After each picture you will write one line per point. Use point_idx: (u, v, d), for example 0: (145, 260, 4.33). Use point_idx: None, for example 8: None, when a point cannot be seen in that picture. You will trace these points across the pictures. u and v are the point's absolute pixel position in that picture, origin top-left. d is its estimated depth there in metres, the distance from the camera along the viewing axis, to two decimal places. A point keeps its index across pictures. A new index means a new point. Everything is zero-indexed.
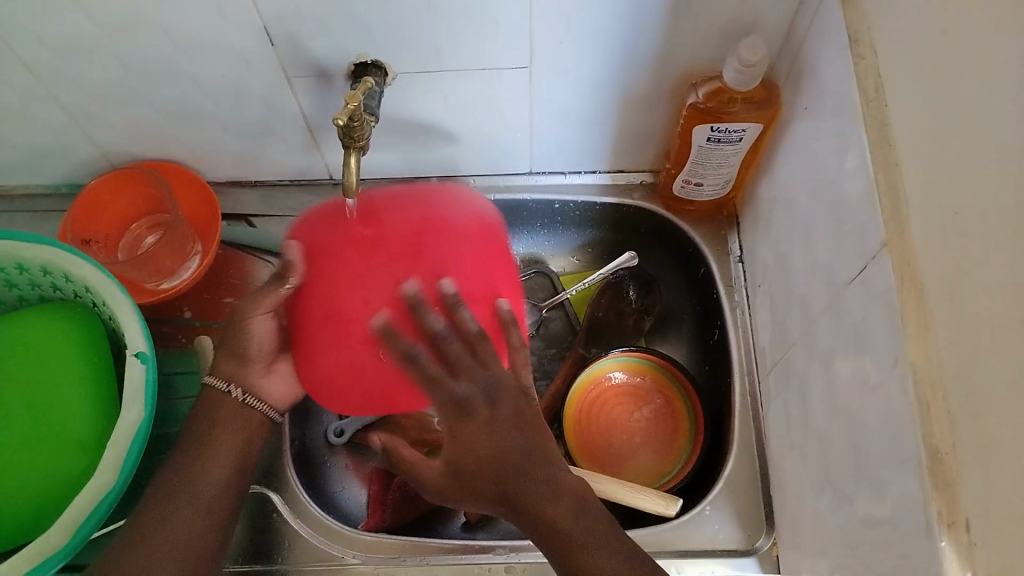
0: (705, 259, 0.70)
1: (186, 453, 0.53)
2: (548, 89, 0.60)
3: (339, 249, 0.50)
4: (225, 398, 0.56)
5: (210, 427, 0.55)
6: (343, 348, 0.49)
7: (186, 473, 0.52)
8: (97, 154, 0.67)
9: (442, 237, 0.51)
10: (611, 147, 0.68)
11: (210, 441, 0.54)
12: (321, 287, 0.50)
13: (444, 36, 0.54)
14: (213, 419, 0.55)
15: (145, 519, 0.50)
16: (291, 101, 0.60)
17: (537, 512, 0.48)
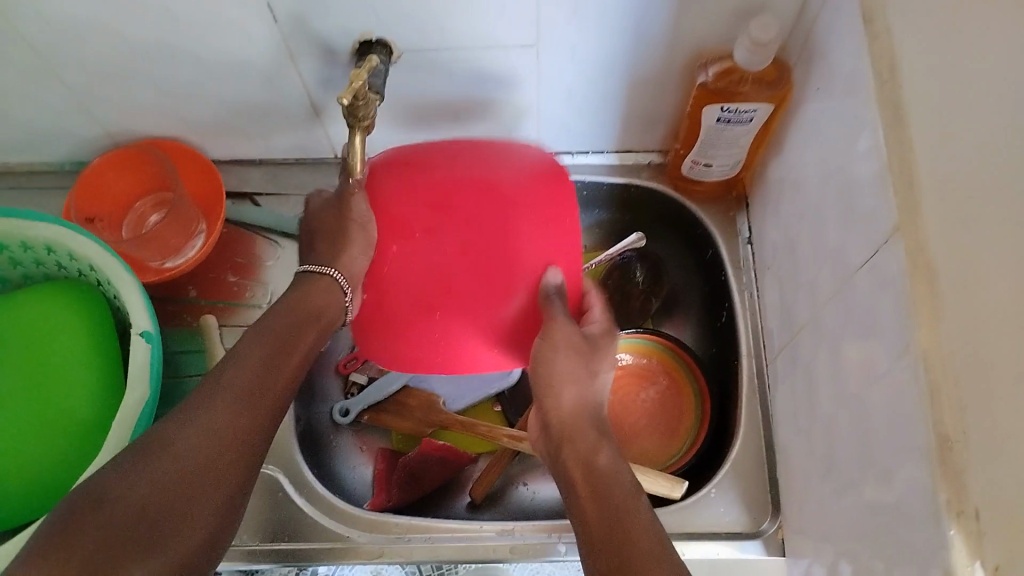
0: (713, 240, 0.70)
1: (262, 339, 0.51)
2: (555, 67, 0.59)
3: (402, 201, 0.53)
4: (326, 282, 0.55)
5: (298, 322, 0.53)
6: (407, 302, 0.52)
7: (257, 355, 0.50)
8: (101, 132, 0.66)
9: (493, 194, 0.52)
10: (619, 127, 0.67)
11: (290, 332, 0.52)
12: (386, 241, 0.53)
13: (450, 15, 0.53)
14: (302, 302, 0.54)
15: (228, 375, 0.48)
16: (295, 79, 0.59)
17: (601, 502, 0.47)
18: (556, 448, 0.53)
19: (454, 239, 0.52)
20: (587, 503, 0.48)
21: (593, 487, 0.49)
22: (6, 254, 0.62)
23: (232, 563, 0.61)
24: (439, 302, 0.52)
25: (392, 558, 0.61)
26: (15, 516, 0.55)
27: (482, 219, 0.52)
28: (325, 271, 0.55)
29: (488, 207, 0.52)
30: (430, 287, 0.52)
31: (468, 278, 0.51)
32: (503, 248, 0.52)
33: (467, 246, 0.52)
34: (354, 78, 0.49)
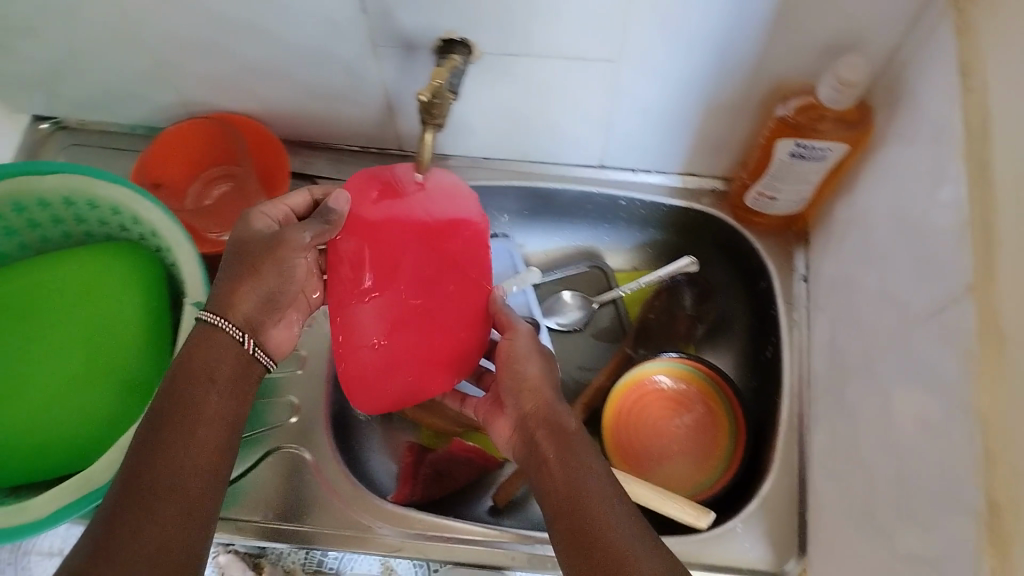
0: (768, 274, 0.69)
1: (161, 435, 0.45)
2: (632, 84, 0.59)
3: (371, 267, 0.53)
4: (218, 333, 0.50)
5: (192, 403, 0.47)
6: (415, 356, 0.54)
7: (168, 458, 0.44)
8: (177, 100, 0.68)
9: (457, 236, 0.55)
10: (686, 150, 0.67)
11: (187, 414, 0.47)
12: (375, 308, 0.53)
13: (537, 22, 0.53)
14: (193, 351, 0.49)
15: (129, 477, 0.43)
16: (374, 69, 0.60)
17: (572, 482, 0.46)
18: (529, 431, 0.51)
19: (439, 295, 0.54)
20: (555, 475, 0.47)
21: (565, 461, 0.47)
22: (71, 209, 0.63)
23: (249, 538, 0.62)
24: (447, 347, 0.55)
25: (411, 554, 0.61)
26: (50, 468, 0.56)
27: (453, 272, 0.55)
28: (217, 321, 0.50)
29: (461, 257, 0.55)
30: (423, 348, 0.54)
31: (461, 318, 0.55)
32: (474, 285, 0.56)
33: (449, 303, 0.55)
34: (428, 90, 0.50)
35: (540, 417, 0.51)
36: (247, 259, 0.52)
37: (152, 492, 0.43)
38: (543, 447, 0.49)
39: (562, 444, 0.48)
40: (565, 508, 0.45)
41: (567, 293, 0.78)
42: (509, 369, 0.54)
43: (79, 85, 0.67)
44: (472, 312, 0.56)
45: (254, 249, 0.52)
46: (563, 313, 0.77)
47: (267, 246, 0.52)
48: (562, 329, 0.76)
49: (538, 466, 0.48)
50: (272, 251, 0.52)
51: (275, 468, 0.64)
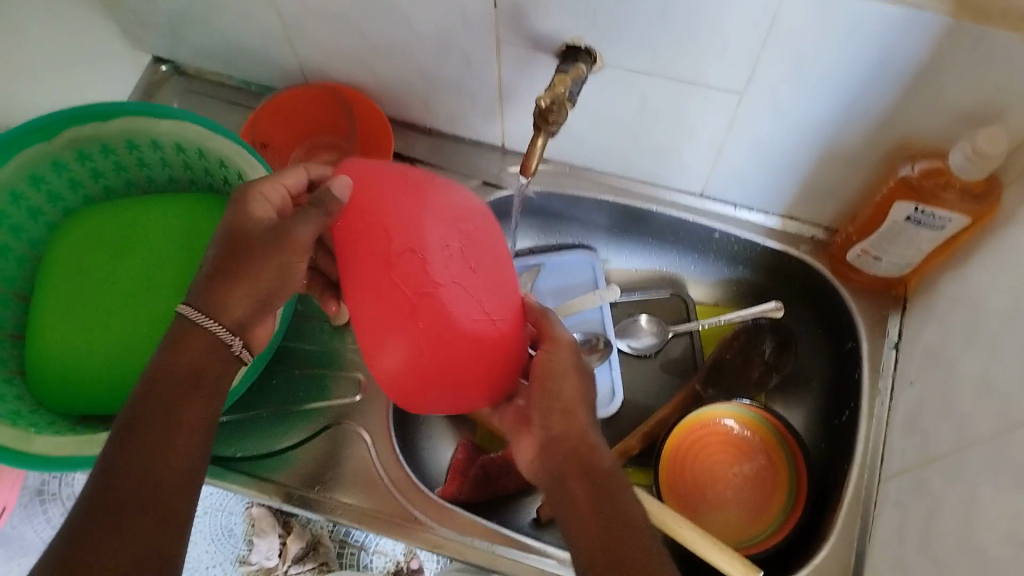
0: (857, 335, 0.66)
1: (127, 451, 0.44)
2: (752, 120, 0.57)
3: (379, 227, 0.46)
4: (197, 332, 0.48)
5: (162, 414, 0.45)
6: (452, 352, 0.46)
7: (129, 477, 0.43)
8: (295, 65, 0.69)
9: (470, 220, 0.48)
10: (794, 194, 0.65)
11: (168, 421, 0.45)
12: (396, 279, 0.45)
13: (670, 43, 0.52)
14: (173, 351, 0.48)
15: (96, 494, 0.42)
16: (494, 65, 0.59)
17: (609, 510, 0.45)
18: (551, 450, 0.49)
19: (469, 286, 0.46)
20: (586, 502, 0.46)
21: (597, 489, 0.46)
22: (181, 155, 0.64)
23: (290, 506, 0.62)
24: (483, 332, 0.46)
25: (449, 553, 0.61)
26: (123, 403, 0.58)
27: (477, 259, 0.47)
28: (198, 321, 0.48)
29: (476, 241, 0.47)
30: (462, 357, 0.47)
31: (496, 295, 0.47)
32: (497, 263, 0.48)
33: (480, 297, 0.46)
34: (547, 95, 0.51)
35: (561, 440, 0.49)
36: (244, 256, 0.48)
37: (120, 509, 0.42)
38: (569, 468, 0.47)
39: (589, 469, 0.47)
40: (598, 535, 0.44)
41: (644, 317, 0.76)
42: (541, 383, 0.51)
43: (206, 35, 0.69)
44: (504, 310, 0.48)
45: (254, 241, 0.49)
46: (637, 336, 0.76)
47: (260, 244, 0.48)
48: (634, 352, 0.76)
49: (564, 491, 0.47)
50: (262, 249, 0.48)
51: (328, 441, 0.65)
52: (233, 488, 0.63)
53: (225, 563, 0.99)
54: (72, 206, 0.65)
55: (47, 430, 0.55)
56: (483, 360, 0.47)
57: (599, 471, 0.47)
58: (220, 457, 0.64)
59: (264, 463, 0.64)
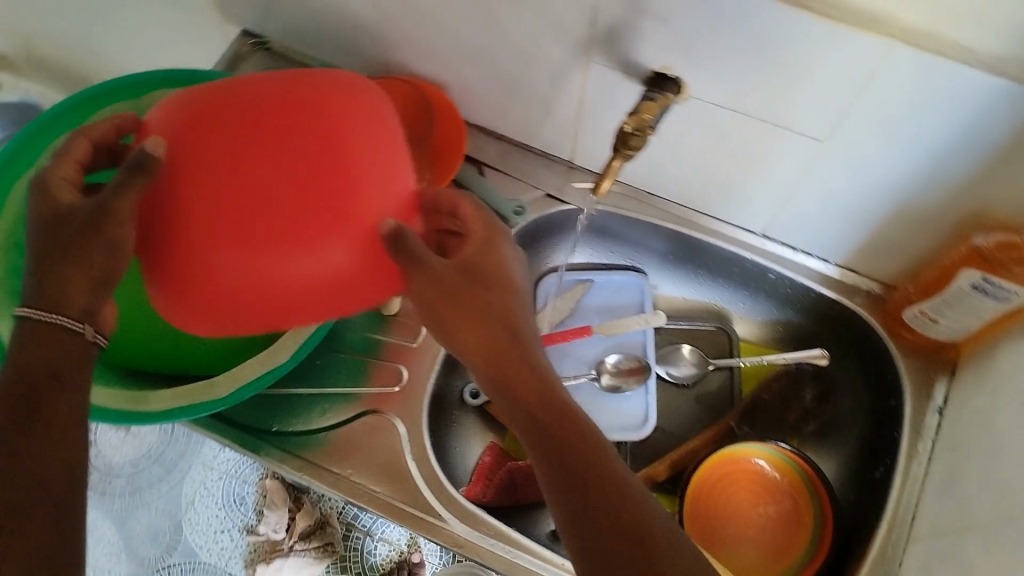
0: (902, 393, 0.66)
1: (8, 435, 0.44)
2: (830, 169, 0.58)
3: (214, 147, 0.45)
4: (49, 329, 0.47)
5: (36, 393, 0.45)
6: (258, 274, 0.47)
7: (25, 457, 0.43)
8: (381, 54, 0.69)
9: (264, 99, 0.47)
10: (859, 245, 0.65)
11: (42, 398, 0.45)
12: (212, 202, 0.45)
13: (762, 84, 0.53)
14: (34, 352, 0.46)
15: None
16: (581, 79, 0.60)
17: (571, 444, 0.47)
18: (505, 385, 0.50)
19: (263, 171, 0.45)
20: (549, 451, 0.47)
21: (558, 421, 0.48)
22: None
23: (322, 488, 0.64)
24: (290, 224, 0.45)
25: (470, 555, 0.62)
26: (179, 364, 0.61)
27: (276, 138, 0.46)
28: (44, 316, 0.47)
29: (269, 120, 0.46)
30: (269, 259, 0.46)
31: (292, 191, 0.45)
32: (370, 188, 0.47)
33: (278, 179, 0.45)
34: (632, 124, 0.53)
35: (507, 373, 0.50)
36: (77, 244, 0.47)
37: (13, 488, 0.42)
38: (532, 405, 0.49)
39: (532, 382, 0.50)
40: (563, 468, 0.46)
41: (687, 346, 0.76)
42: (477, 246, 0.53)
43: (296, 15, 0.70)
44: (298, 199, 0.45)
45: (78, 233, 0.47)
46: (676, 364, 0.76)
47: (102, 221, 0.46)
48: (673, 380, 0.76)
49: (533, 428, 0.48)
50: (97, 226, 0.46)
51: (364, 428, 0.66)
52: (266, 461, 0.65)
53: (235, 527, 1.21)
54: None
55: (98, 380, 0.58)
56: (303, 289, 0.48)
57: (521, 376, 0.50)
58: (257, 428, 0.65)
59: (299, 441, 0.65)
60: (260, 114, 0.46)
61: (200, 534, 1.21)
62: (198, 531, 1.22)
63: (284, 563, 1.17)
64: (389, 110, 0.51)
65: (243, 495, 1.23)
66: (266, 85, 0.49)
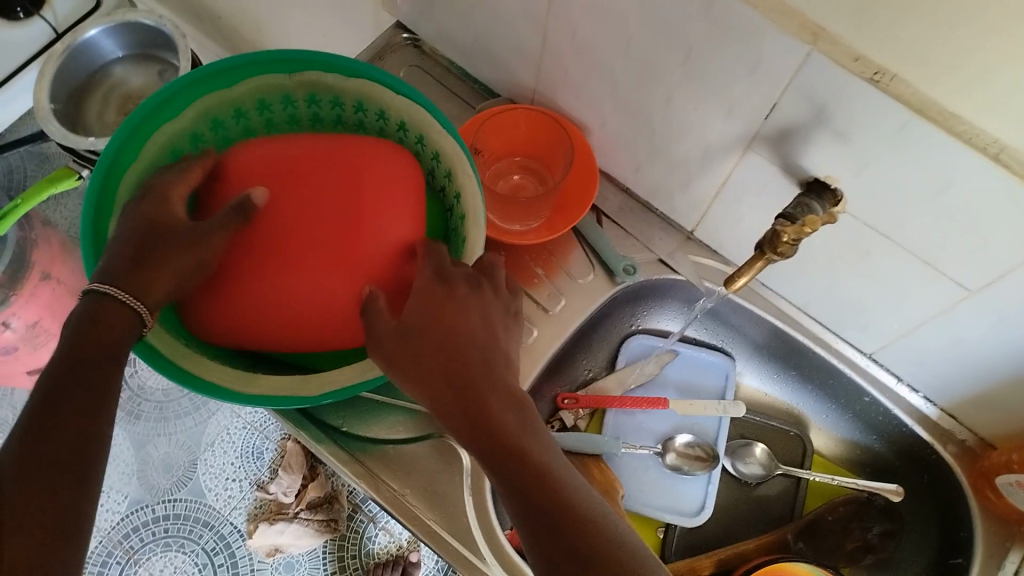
0: (971, 556, 0.64)
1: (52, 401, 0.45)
2: (965, 320, 0.56)
3: (281, 190, 0.56)
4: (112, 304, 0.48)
5: (89, 368, 0.47)
6: (272, 300, 0.55)
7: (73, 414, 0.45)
8: (531, 84, 0.68)
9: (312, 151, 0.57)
10: (967, 396, 0.63)
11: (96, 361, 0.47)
12: (265, 233, 0.55)
13: (925, 224, 0.51)
14: (96, 325, 0.48)
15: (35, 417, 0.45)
16: (732, 166, 0.59)
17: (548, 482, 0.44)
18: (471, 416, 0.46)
19: (310, 214, 0.55)
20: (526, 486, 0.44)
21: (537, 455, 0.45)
22: (399, 133, 0.64)
23: (376, 499, 0.64)
24: (323, 262, 0.55)
25: None
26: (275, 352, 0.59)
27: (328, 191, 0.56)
28: (117, 295, 0.48)
29: (321, 173, 0.57)
30: (258, 262, 0.55)
31: (317, 227, 0.55)
32: (381, 234, 0.56)
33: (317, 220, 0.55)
34: (793, 233, 0.51)
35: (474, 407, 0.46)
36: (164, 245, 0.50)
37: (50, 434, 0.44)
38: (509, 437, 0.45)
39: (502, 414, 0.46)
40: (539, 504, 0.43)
41: (760, 445, 0.74)
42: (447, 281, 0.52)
43: (455, 25, 0.69)
44: (327, 238, 0.55)
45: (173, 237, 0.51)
46: (744, 460, 0.75)
47: (182, 241, 0.51)
48: (737, 474, 0.74)
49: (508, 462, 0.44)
50: (174, 246, 0.50)
51: (428, 449, 0.65)
52: (325, 456, 0.64)
53: (248, 479, 1.18)
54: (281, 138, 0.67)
55: (199, 348, 0.57)
56: (311, 316, 0.56)
57: (478, 393, 0.46)
58: (325, 423, 0.65)
59: (365, 448, 0.65)
60: (303, 171, 0.56)
61: (211, 477, 1.17)
62: (211, 474, 1.18)
63: (286, 527, 1.14)
64: (384, 154, 0.59)
65: (261, 450, 1.20)
66: (309, 144, 0.58)
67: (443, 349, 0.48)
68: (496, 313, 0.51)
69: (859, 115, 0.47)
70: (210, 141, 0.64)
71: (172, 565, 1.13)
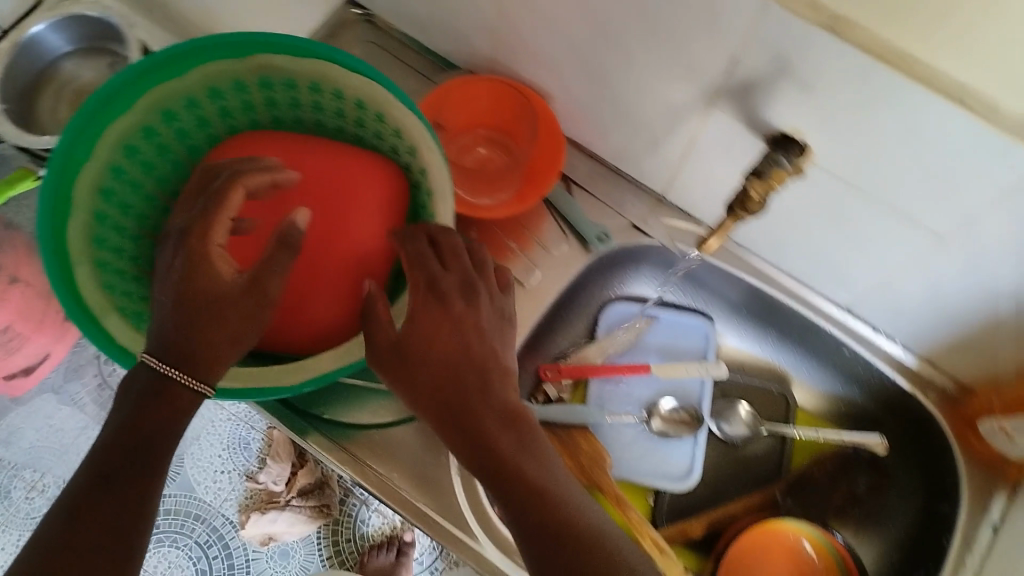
0: (958, 501, 0.64)
1: (102, 470, 0.45)
2: (939, 267, 0.56)
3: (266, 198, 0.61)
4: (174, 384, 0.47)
5: (146, 435, 0.46)
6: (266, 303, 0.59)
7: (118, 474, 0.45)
8: (490, 52, 0.67)
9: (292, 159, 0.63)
10: (943, 343, 0.63)
11: (151, 428, 0.46)
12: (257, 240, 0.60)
13: (894, 174, 0.51)
14: (145, 396, 0.46)
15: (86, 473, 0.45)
16: (700, 126, 0.58)
17: (529, 481, 0.44)
18: (462, 421, 0.46)
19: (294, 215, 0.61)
20: (511, 484, 0.44)
21: (523, 455, 0.45)
22: (358, 112, 0.62)
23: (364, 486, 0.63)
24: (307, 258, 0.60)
25: None
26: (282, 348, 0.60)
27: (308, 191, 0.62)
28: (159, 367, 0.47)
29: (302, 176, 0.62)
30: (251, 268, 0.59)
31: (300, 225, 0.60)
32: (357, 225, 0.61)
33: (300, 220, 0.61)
34: (758, 189, 0.52)
35: (462, 411, 0.46)
36: (202, 308, 0.47)
37: (101, 495, 0.44)
38: (494, 440, 0.45)
39: (491, 417, 0.46)
40: (519, 504, 0.43)
41: (744, 404, 0.75)
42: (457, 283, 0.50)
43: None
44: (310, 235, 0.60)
45: (212, 299, 0.47)
46: (729, 421, 0.75)
47: (224, 296, 0.48)
48: (723, 436, 0.74)
49: (493, 466, 0.44)
50: (217, 303, 0.47)
51: (413, 432, 0.65)
52: (309, 446, 0.64)
53: (237, 470, 1.16)
54: (240, 125, 0.66)
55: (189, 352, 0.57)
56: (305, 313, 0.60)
57: (476, 417, 0.46)
58: (306, 413, 0.64)
59: (349, 435, 0.64)
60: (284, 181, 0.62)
61: (200, 470, 1.16)
62: (198, 466, 1.16)
63: (278, 516, 1.12)
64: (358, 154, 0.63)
65: (247, 441, 1.18)
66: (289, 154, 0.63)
67: (444, 360, 0.47)
68: (491, 317, 0.50)
69: (823, 65, 0.45)
70: (163, 133, 0.62)
71: (167, 561, 1.13)
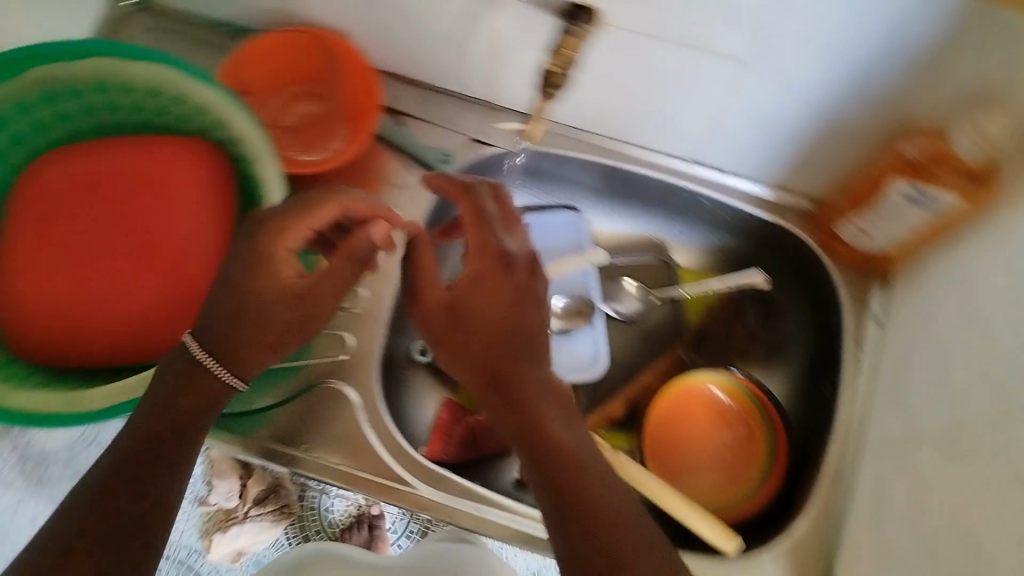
0: (841, 305, 0.67)
1: (131, 453, 0.45)
2: (755, 89, 0.57)
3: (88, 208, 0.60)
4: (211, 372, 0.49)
5: (182, 414, 0.47)
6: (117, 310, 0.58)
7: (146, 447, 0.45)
8: (273, 5, 0.64)
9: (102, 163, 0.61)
10: (784, 164, 0.65)
11: (183, 405, 0.48)
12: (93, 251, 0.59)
13: (680, 12, 0.51)
14: (179, 383, 0.48)
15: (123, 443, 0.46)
16: (493, 19, 0.57)
17: (554, 439, 0.46)
18: (500, 377, 0.48)
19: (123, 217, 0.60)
20: (554, 439, 0.46)
21: (555, 419, 0.47)
22: (156, 101, 0.59)
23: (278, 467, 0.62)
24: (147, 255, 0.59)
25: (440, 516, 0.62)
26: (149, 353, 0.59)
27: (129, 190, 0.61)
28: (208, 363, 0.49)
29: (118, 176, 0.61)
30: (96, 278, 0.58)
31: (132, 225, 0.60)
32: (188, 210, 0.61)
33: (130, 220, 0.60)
34: (558, 62, 0.54)
35: (504, 366, 0.49)
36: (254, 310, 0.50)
37: (139, 458, 0.45)
38: (535, 404, 0.47)
39: (534, 380, 0.48)
40: (547, 462, 0.46)
41: (627, 279, 0.76)
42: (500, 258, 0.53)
43: None
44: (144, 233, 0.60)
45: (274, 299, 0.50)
46: (619, 300, 0.76)
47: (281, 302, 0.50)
48: (618, 315, 0.76)
49: (531, 428, 0.47)
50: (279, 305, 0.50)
51: (313, 399, 0.63)
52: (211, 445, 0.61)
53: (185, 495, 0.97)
54: (35, 149, 0.60)
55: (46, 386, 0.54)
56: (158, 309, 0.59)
57: (518, 377, 0.48)
58: None
59: (249, 422, 0.62)
60: (101, 187, 0.60)
61: None
62: None
63: (241, 530, 0.95)
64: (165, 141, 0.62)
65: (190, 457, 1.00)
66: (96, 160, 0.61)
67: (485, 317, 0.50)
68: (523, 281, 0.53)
69: None
70: None
71: None
